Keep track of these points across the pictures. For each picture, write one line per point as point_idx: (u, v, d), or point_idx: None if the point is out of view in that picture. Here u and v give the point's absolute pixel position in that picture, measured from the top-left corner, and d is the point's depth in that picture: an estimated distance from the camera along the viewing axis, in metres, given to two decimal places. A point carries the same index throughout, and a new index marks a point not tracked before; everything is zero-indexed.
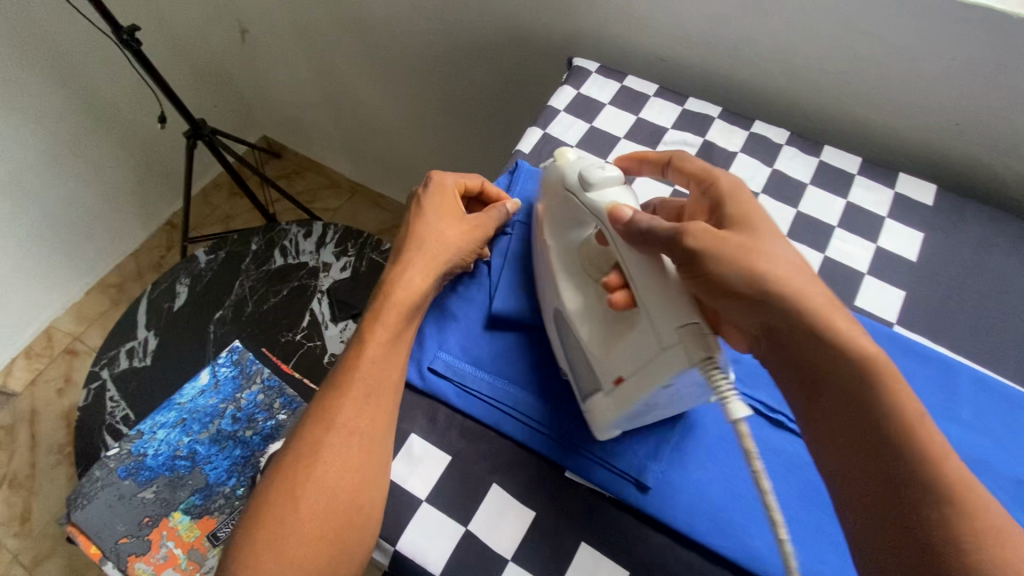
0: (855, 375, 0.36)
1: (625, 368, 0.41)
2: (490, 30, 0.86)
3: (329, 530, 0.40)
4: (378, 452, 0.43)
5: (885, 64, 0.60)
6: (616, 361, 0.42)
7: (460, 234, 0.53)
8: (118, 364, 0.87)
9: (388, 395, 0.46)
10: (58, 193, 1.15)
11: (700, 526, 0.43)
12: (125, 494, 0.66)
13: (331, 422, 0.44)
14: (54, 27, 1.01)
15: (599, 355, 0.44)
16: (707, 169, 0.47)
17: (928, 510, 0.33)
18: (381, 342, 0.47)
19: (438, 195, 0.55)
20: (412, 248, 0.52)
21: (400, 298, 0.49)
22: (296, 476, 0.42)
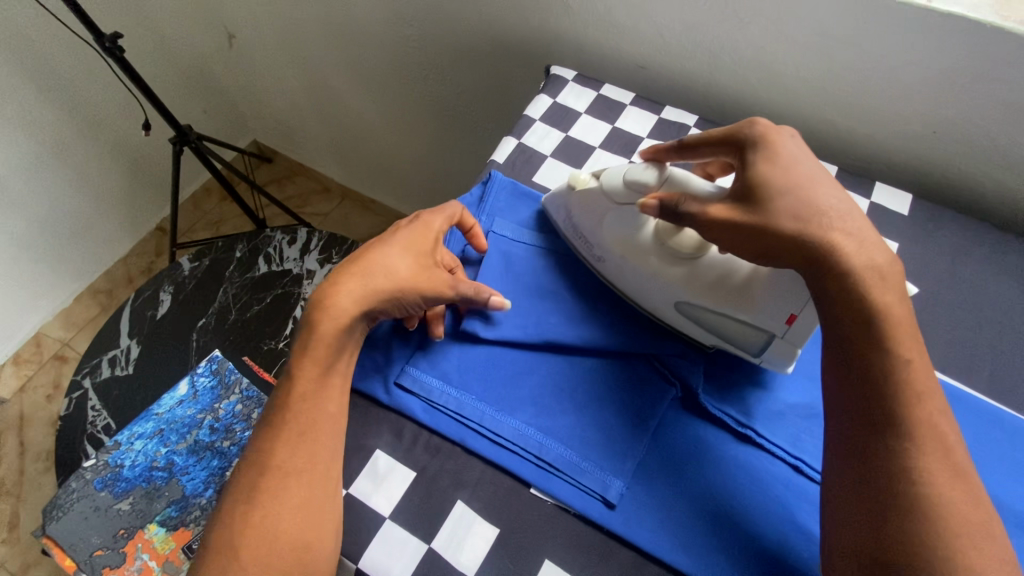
0: (876, 323, 0.38)
1: (786, 307, 0.46)
2: (472, 37, 0.86)
3: (277, 570, 0.40)
4: (320, 488, 0.43)
5: (862, 71, 0.60)
6: (774, 307, 0.46)
7: (408, 271, 0.49)
8: (100, 372, 0.87)
9: (323, 430, 0.45)
10: (44, 200, 1.15)
11: (665, 543, 0.43)
12: (101, 506, 0.66)
13: (267, 464, 0.43)
14: (38, 36, 1.01)
15: (753, 311, 0.47)
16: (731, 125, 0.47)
17: (894, 444, 0.35)
18: (311, 378, 0.46)
19: (415, 232, 0.52)
20: (353, 269, 0.49)
21: (328, 331, 0.46)
22: (237, 522, 0.42)
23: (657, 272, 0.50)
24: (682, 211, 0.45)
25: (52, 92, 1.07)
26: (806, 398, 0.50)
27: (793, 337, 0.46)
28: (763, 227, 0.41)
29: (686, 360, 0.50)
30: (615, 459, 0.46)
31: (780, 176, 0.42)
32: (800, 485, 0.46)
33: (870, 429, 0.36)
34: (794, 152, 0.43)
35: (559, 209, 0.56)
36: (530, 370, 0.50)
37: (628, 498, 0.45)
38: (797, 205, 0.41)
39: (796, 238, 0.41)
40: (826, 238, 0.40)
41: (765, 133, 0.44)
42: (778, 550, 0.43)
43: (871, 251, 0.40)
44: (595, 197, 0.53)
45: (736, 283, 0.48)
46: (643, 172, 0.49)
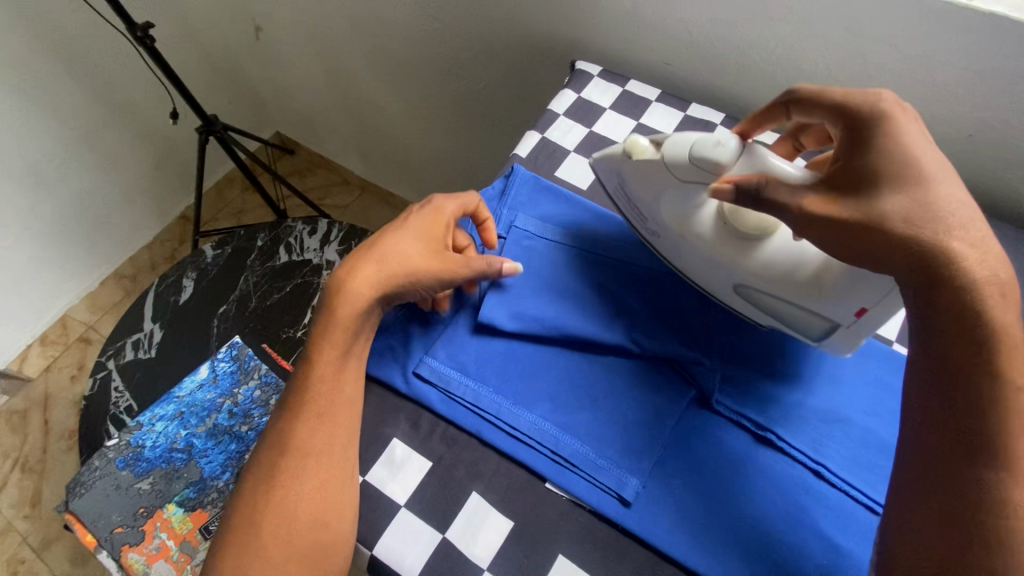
0: (986, 342, 0.34)
1: (858, 301, 0.42)
2: (496, 30, 0.85)
3: (297, 548, 0.41)
4: (338, 469, 0.43)
5: (898, 72, 0.58)
6: (845, 299, 0.42)
7: (424, 257, 0.49)
8: (123, 355, 0.89)
9: (343, 414, 0.45)
10: (73, 186, 1.18)
11: (679, 543, 0.43)
12: (122, 484, 0.68)
13: (287, 444, 0.44)
14: (72, 25, 1.03)
15: (815, 299, 0.44)
16: (847, 92, 0.41)
17: (993, 476, 0.33)
18: (331, 361, 0.46)
19: (427, 215, 0.51)
20: (368, 255, 0.49)
21: (344, 315, 0.47)
22: (259, 502, 0.42)
23: (716, 253, 0.48)
24: (768, 198, 0.40)
25: (84, 80, 1.10)
26: (831, 403, 0.49)
27: (860, 328, 0.43)
28: (865, 229, 0.37)
29: (705, 365, 0.49)
30: (633, 456, 0.46)
31: (895, 172, 0.37)
32: (821, 490, 0.45)
33: (970, 455, 0.34)
34: (916, 140, 0.38)
35: (609, 176, 0.53)
36: (549, 365, 0.50)
37: (645, 498, 0.44)
38: (913, 207, 0.36)
39: (907, 242, 0.36)
40: (946, 244, 0.35)
41: (886, 110, 0.38)
42: (796, 554, 0.42)
43: (994, 264, 0.35)
44: (654, 169, 0.48)
45: (802, 272, 0.45)
46: (714, 147, 0.44)
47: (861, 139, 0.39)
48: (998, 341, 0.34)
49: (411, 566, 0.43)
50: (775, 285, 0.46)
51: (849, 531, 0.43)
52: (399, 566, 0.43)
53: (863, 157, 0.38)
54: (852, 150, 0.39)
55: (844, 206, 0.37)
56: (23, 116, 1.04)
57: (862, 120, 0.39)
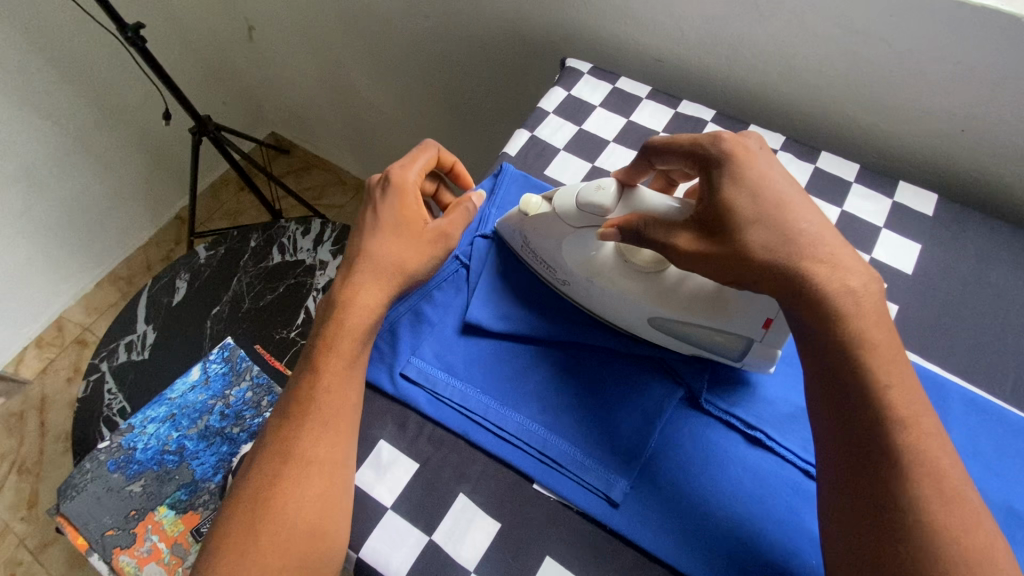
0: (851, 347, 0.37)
1: (764, 313, 0.44)
2: (488, 28, 0.85)
3: (294, 557, 0.40)
4: (340, 478, 0.43)
5: (890, 67, 0.57)
6: (751, 313, 0.45)
7: (420, 252, 0.48)
8: (117, 357, 0.89)
9: (347, 421, 0.44)
10: (67, 188, 1.18)
11: (670, 545, 0.42)
12: (114, 487, 0.68)
13: (289, 452, 0.42)
14: (64, 26, 1.03)
15: (726, 319, 0.45)
16: (694, 138, 0.44)
17: (887, 473, 0.34)
18: (339, 370, 0.45)
19: (397, 204, 0.48)
20: (361, 266, 0.47)
21: (353, 322, 0.46)
22: (256, 511, 0.41)
23: (627, 290, 0.48)
24: (647, 237, 0.43)
25: (77, 82, 1.09)
26: None
27: (770, 342, 0.45)
28: (736, 258, 0.40)
29: (692, 364, 0.49)
30: (620, 456, 0.45)
31: (748, 203, 0.40)
32: (809, 489, 0.45)
33: (857, 461, 0.35)
34: (763, 171, 0.41)
35: (513, 235, 0.53)
36: (535, 366, 0.50)
37: (633, 498, 0.44)
38: (770, 233, 0.39)
39: (769, 266, 0.39)
40: (802, 265, 0.38)
41: (728, 151, 0.41)
42: (788, 556, 0.42)
43: (846, 275, 0.38)
44: (550, 222, 0.50)
45: (709, 292, 0.46)
46: (596, 192, 0.46)
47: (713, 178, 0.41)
48: (856, 350, 0.37)
49: (397, 570, 0.42)
50: (689, 311, 0.47)
51: None
52: (385, 570, 0.42)
53: (716, 195, 0.41)
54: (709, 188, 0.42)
55: (710, 241, 0.41)
56: (16, 118, 1.03)
57: (710, 161, 0.42)
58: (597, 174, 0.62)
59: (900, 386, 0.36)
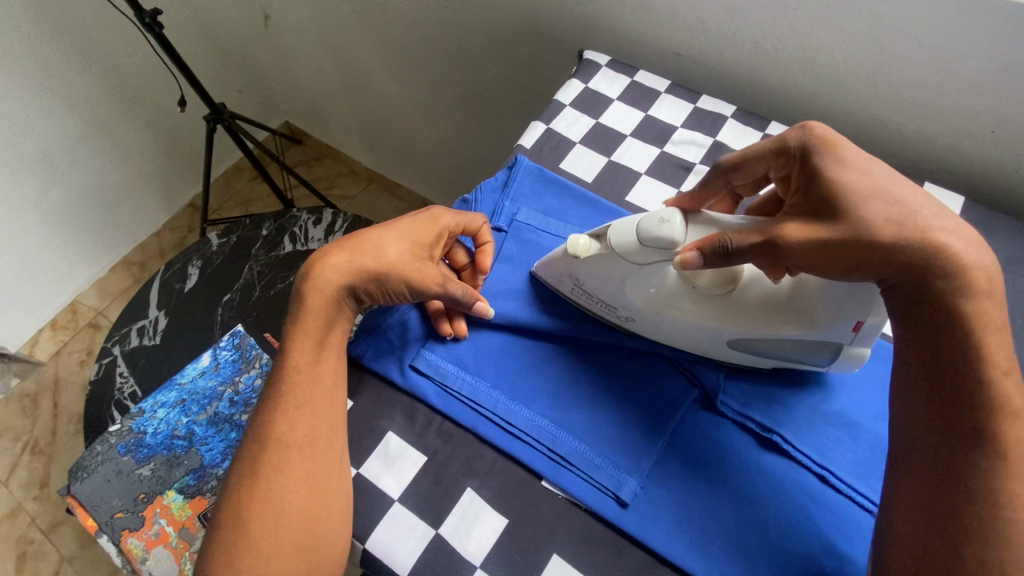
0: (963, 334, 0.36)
1: (856, 317, 0.42)
2: (505, 19, 0.84)
3: (287, 542, 0.40)
4: (322, 458, 0.42)
5: (918, 64, 0.56)
6: (843, 320, 0.42)
7: (398, 258, 0.48)
8: (129, 341, 0.89)
9: (323, 403, 0.44)
10: (84, 173, 1.19)
11: (677, 546, 0.42)
12: (124, 470, 0.68)
13: (268, 437, 0.44)
14: (83, 11, 1.04)
15: (818, 329, 0.43)
16: (779, 135, 0.43)
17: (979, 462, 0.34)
18: (306, 350, 0.46)
19: (421, 221, 0.50)
20: (351, 240, 0.49)
21: (313, 302, 0.47)
22: (245, 497, 0.42)
23: (702, 318, 0.46)
24: (737, 250, 0.40)
25: (93, 67, 1.10)
26: (835, 405, 0.47)
27: (861, 341, 0.43)
28: (850, 244, 0.37)
29: (706, 364, 0.48)
30: (632, 455, 0.45)
31: (859, 182, 0.38)
32: (825, 496, 0.44)
33: (965, 454, 0.35)
34: (864, 154, 0.39)
35: (561, 279, 0.50)
36: (546, 362, 0.49)
37: (643, 498, 0.43)
38: (891, 212, 0.37)
39: (896, 248, 0.36)
40: (922, 243, 0.36)
41: (829, 136, 0.40)
42: (800, 561, 0.41)
43: (978, 253, 0.36)
44: (608, 261, 0.46)
45: (787, 301, 0.44)
46: (660, 225, 0.42)
47: (812, 163, 0.40)
48: (974, 335, 0.35)
49: (403, 563, 0.42)
50: (780, 326, 0.44)
51: (854, 538, 0.42)
52: (391, 562, 0.42)
53: (819, 179, 0.39)
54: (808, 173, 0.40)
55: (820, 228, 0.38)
56: (34, 102, 1.04)
57: (805, 149, 0.41)
58: (614, 169, 0.61)
59: (1015, 379, 0.35)
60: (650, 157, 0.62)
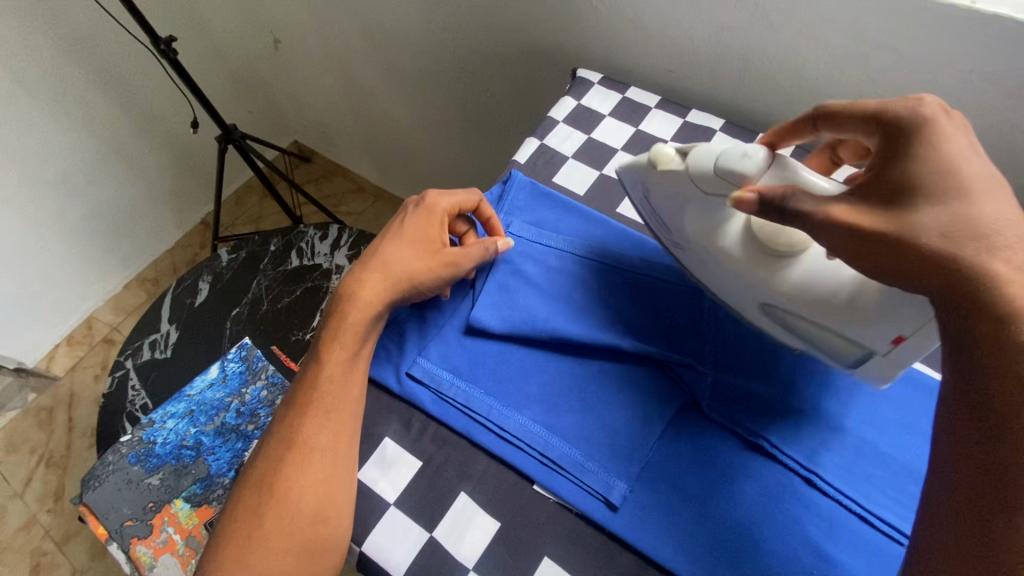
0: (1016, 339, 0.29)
1: (905, 328, 0.38)
2: (501, 40, 0.87)
3: (297, 542, 0.42)
4: (340, 466, 0.44)
5: (899, 76, 0.57)
6: (883, 326, 0.39)
7: (425, 262, 0.52)
8: (141, 355, 0.92)
9: (349, 411, 0.47)
10: (101, 192, 1.23)
11: (667, 549, 0.43)
12: (133, 479, 0.70)
13: (292, 440, 0.45)
14: (102, 39, 1.09)
15: (854, 325, 0.41)
16: (881, 105, 0.38)
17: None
18: (340, 361, 0.48)
19: (422, 218, 0.55)
20: (373, 265, 0.52)
21: (353, 318, 0.49)
22: (262, 497, 0.43)
23: (739, 272, 0.45)
24: (793, 208, 0.36)
25: (112, 91, 1.15)
26: (822, 410, 0.48)
27: (895, 357, 0.40)
28: (893, 238, 0.33)
29: (694, 369, 0.49)
30: (621, 461, 0.46)
31: (932, 181, 0.33)
32: (811, 497, 0.44)
33: (993, 460, 0.29)
34: (961, 148, 0.34)
35: (634, 185, 0.51)
36: (539, 369, 0.51)
37: (633, 501, 0.44)
38: (967, 231, 0.32)
39: (940, 255, 0.31)
40: (988, 257, 0.31)
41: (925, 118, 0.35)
42: (788, 562, 0.42)
43: None
44: (677, 179, 0.46)
45: (842, 297, 0.40)
46: (741, 158, 0.42)
47: (900, 150, 0.35)
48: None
49: (398, 565, 0.43)
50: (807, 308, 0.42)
51: (840, 541, 0.43)
52: (387, 564, 0.43)
53: (895, 169, 0.35)
54: (888, 163, 0.35)
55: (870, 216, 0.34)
56: (55, 125, 1.09)
57: (899, 134, 0.36)
58: (604, 182, 0.63)
59: None
60: None
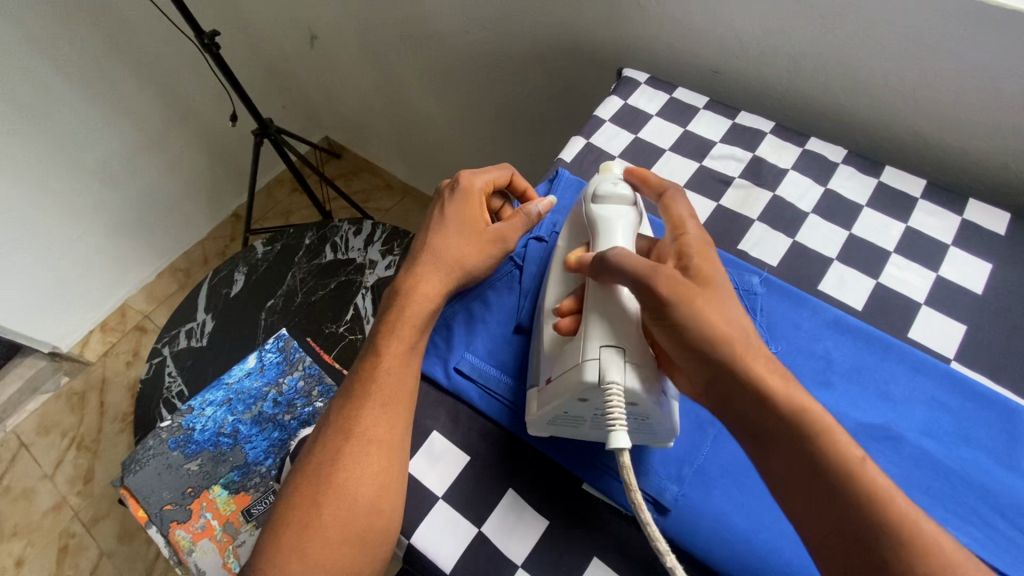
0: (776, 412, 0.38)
1: (553, 372, 0.44)
2: (543, 40, 0.87)
3: (352, 532, 0.42)
4: (396, 458, 0.45)
5: (960, 81, 0.56)
6: (552, 364, 0.45)
7: (476, 249, 0.53)
8: (178, 343, 0.94)
9: (405, 404, 0.47)
10: (138, 182, 1.26)
11: (721, 555, 0.42)
12: (173, 464, 0.71)
13: (351, 430, 0.46)
14: (145, 32, 1.11)
15: (546, 355, 0.46)
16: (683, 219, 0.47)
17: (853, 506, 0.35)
18: (398, 354, 0.49)
19: (464, 202, 0.55)
20: (426, 260, 0.53)
21: (414, 312, 0.50)
22: (319, 485, 0.44)
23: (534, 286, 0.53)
24: (617, 262, 0.42)
25: (152, 84, 1.17)
26: (879, 419, 0.47)
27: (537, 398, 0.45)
28: (678, 314, 0.40)
29: None
30: (672, 464, 0.45)
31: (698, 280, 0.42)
32: None
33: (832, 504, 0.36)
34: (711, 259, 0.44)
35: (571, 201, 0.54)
36: None
37: (684, 505, 0.44)
38: (718, 317, 0.41)
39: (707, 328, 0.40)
40: (726, 338, 0.40)
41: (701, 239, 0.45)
42: None
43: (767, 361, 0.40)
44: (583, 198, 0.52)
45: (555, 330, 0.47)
46: (614, 187, 0.50)
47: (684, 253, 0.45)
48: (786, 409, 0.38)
49: (447, 560, 0.43)
50: (554, 347, 0.46)
51: None
52: (436, 559, 0.43)
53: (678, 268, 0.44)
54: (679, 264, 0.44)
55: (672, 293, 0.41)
56: (98, 115, 1.12)
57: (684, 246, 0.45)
58: None
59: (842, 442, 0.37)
60: (689, 172, 0.63)
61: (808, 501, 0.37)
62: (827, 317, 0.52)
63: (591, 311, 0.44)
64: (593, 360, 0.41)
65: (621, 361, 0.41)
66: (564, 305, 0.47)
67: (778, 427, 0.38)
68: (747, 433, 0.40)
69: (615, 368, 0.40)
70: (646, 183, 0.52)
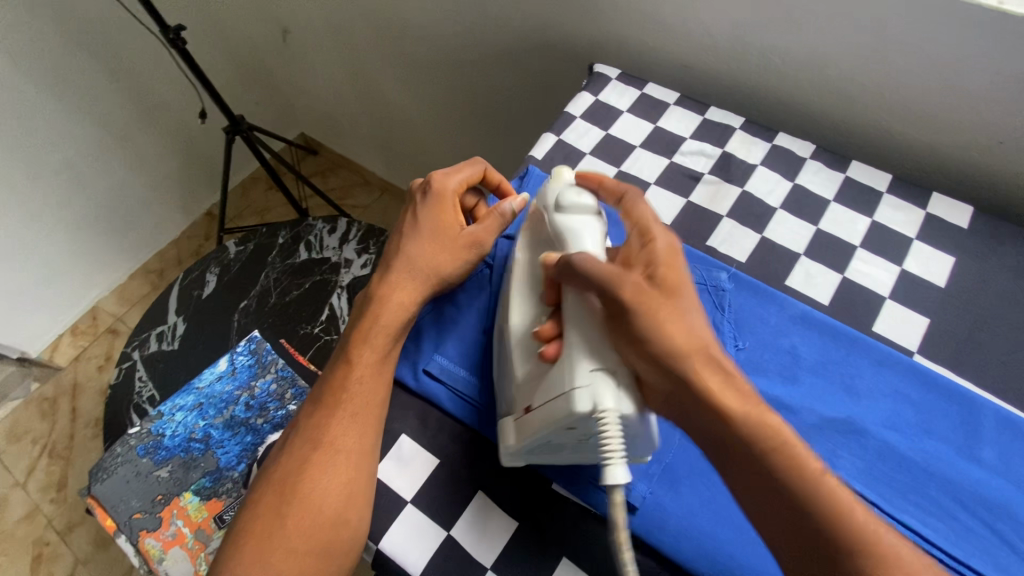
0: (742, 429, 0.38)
1: (534, 399, 0.42)
2: (516, 34, 0.86)
3: (316, 543, 0.42)
4: (365, 469, 0.44)
5: (924, 76, 0.57)
6: (529, 391, 0.43)
7: (451, 255, 0.52)
8: (148, 346, 0.92)
9: (375, 414, 0.46)
10: (106, 181, 1.22)
11: (688, 552, 0.42)
12: (142, 471, 0.70)
13: (319, 440, 0.45)
14: (109, 26, 1.08)
15: (519, 380, 0.44)
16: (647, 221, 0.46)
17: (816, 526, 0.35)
18: (370, 363, 0.48)
19: (437, 205, 0.53)
20: (400, 267, 0.51)
21: (387, 321, 0.49)
22: (286, 494, 0.43)
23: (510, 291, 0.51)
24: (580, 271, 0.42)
25: (118, 80, 1.14)
26: (843, 412, 0.48)
27: (515, 428, 0.43)
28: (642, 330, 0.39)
29: None
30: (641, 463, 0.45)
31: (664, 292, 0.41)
32: None
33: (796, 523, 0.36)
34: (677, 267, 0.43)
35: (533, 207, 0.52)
36: None
37: (652, 503, 0.44)
38: (677, 332, 0.40)
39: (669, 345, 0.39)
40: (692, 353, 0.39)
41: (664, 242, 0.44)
42: None
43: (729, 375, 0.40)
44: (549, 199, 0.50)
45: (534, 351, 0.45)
46: (577, 197, 0.48)
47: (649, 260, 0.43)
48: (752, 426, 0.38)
49: (416, 563, 0.43)
50: (534, 372, 0.43)
51: None
52: (404, 562, 0.43)
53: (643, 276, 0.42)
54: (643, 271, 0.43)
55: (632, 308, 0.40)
56: (61, 113, 1.08)
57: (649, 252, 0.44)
58: (622, 179, 0.62)
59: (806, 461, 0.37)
60: (659, 168, 0.63)
61: (774, 517, 0.37)
62: (795, 312, 0.52)
63: (570, 329, 0.42)
64: (584, 388, 0.39)
65: (613, 386, 0.39)
66: (543, 330, 0.44)
67: (739, 446, 0.38)
68: (711, 445, 0.39)
69: (609, 395, 0.38)
70: (602, 187, 0.50)
